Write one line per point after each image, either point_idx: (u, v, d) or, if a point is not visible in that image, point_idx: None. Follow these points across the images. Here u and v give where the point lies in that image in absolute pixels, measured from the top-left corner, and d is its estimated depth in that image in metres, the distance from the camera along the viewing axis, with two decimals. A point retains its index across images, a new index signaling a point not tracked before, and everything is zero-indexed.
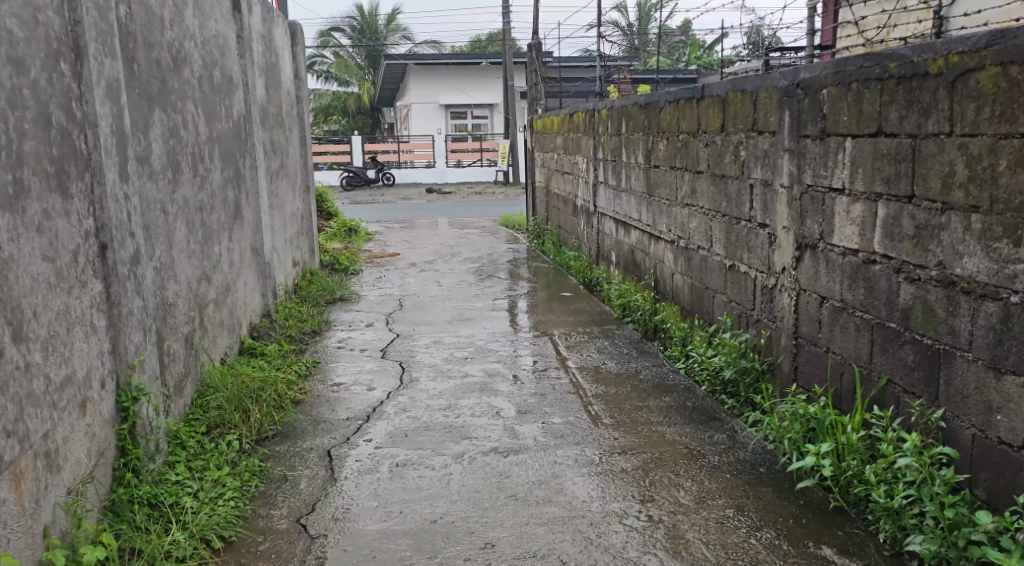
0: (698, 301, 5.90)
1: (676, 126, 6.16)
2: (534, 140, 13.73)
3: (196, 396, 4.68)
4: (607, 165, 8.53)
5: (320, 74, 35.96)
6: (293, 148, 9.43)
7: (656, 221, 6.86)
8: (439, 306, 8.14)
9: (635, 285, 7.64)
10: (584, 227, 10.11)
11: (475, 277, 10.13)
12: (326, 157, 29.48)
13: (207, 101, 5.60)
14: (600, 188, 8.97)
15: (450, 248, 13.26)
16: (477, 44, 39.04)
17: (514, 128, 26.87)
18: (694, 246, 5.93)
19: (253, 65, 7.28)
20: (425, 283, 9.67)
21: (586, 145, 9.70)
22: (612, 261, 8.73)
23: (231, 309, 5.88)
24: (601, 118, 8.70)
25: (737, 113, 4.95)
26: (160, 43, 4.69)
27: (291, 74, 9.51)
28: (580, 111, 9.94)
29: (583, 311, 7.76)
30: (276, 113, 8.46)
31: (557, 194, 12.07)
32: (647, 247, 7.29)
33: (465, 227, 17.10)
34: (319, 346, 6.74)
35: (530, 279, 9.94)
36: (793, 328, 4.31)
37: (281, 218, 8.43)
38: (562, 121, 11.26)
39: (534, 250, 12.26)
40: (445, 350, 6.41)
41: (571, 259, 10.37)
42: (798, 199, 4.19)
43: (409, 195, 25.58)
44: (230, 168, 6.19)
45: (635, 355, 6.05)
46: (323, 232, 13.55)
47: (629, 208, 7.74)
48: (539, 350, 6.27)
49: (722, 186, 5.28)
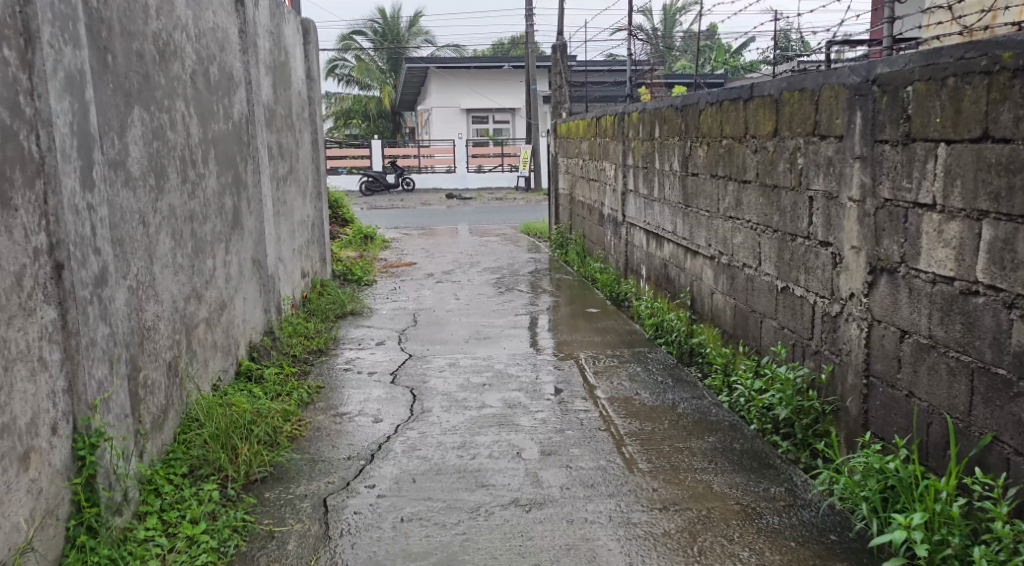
0: (743, 325, 5.32)
1: (719, 130, 5.58)
2: (557, 146, 13.16)
3: (178, 430, 4.14)
4: (637, 171, 7.96)
5: (342, 78, 35.58)
6: (304, 152, 8.90)
7: (693, 235, 6.29)
8: (457, 322, 7.59)
9: (669, 303, 7.06)
10: (611, 238, 9.54)
11: (495, 289, 9.58)
12: (345, 161, 29.06)
13: (203, 101, 5.09)
14: (629, 197, 8.40)
15: (470, 256, 12.73)
16: (500, 48, 38.52)
17: (536, 134, 26.31)
18: (738, 264, 5.36)
19: (259, 62, 6.75)
20: (442, 296, 9.14)
21: (614, 151, 9.12)
22: (642, 276, 8.16)
23: (228, 329, 5.36)
24: (632, 121, 8.12)
25: (793, 115, 4.37)
26: (145, 34, 4.17)
27: (303, 73, 8.97)
28: (608, 115, 9.37)
29: (611, 330, 7.20)
30: (285, 114, 7.93)
31: (581, 203, 11.50)
32: (682, 262, 6.72)
33: (485, 234, 16.56)
34: (325, 367, 6.20)
35: (554, 292, 9.38)
36: (862, 365, 3.74)
37: (289, 227, 7.91)
38: (588, 125, 10.69)
39: (557, 260, 11.70)
40: (461, 374, 5.86)
41: (597, 272, 9.79)
42: (872, 215, 3.61)
43: (429, 200, 25.08)
44: (229, 173, 5.67)
45: (671, 384, 5.48)
46: (338, 239, 13.05)
47: (662, 218, 7.17)
48: (565, 376, 5.71)
49: (774, 198, 4.70)
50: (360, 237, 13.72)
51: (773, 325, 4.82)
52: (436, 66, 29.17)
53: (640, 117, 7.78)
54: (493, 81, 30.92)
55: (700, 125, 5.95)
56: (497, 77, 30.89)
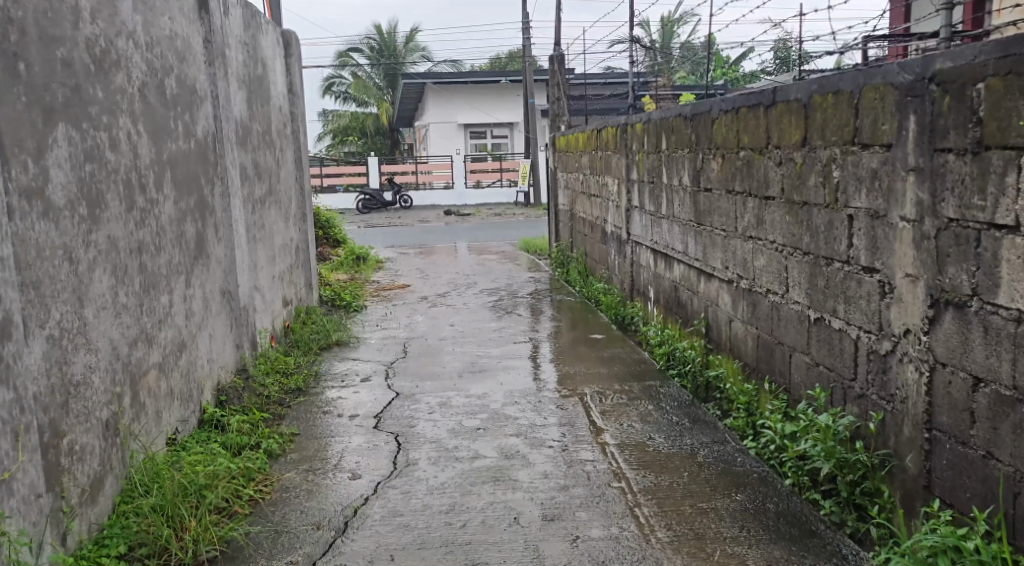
0: (767, 359, 4.74)
1: (735, 139, 5.00)
2: (556, 160, 12.58)
3: (118, 499, 3.57)
4: (643, 186, 7.37)
5: (338, 94, 35.09)
6: (286, 171, 8.31)
7: (707, 256, 5.70)
8: (450, 353, 7.01)
9: (682, 329, 6.47)
10: (615, 258, 8.94)
11: (492, 314, 8.99)
12: (341, 179, 28.52)
13: (160, 118, 4.52)
14: (634, 213, 7.81)
15: (467, 277, 12.14)
16: (498, 61, 38.02)
17: (535, 148, 25.77)
18: (761, 289, 4.78)
19: (231, 75, 6.17)
20: (435, 322, 8.55)
21: (616, 165, 8.55)
22: (650, 299, 7.57)
23: (190, 372, 4.78)
24: (636, 133, 7.54)
25: (827, 120, 3.80)
26: (76, 40, 3.60)
27: (284, 86, 8.40)
28: (609, 126, 8.80)
29: (618, 360, 6.61)
30: (263, 131, 7.35)
31: (582, 219, 10.91)
32: (694, 284, 6.13)
33: (483, 253, 15.97)
34: (303, 409, 5.61)
35: (554, 316, 8.80)
36: (922, 416, 3.17)
37: (269, 252, 7.33)
38: (589, 137, 10.11)
39: (558, 280, 11.10)
40: (453, 416, 5.27)
41: (600, 293, 9.20)
42: (932, 238, 3.05)
43: (426, 217, 24.52)
44: (193, 198, 5.10)
45: (689, 425, 4.89)
46: (329, 262, 12.48)
47: (671, 236, 6.58)
48: (569, 418, 5.12)
49: (803, 215, 4.12)
50: (351, 258, 13.14)
51: (804, 361, 4.24)
52: (432, 81, 28.67)
53: (645, 127, 7.20)
54: (490, 96, 30.40)
55: (713, 135, 5.38)
56: (495, 91, 30.37)
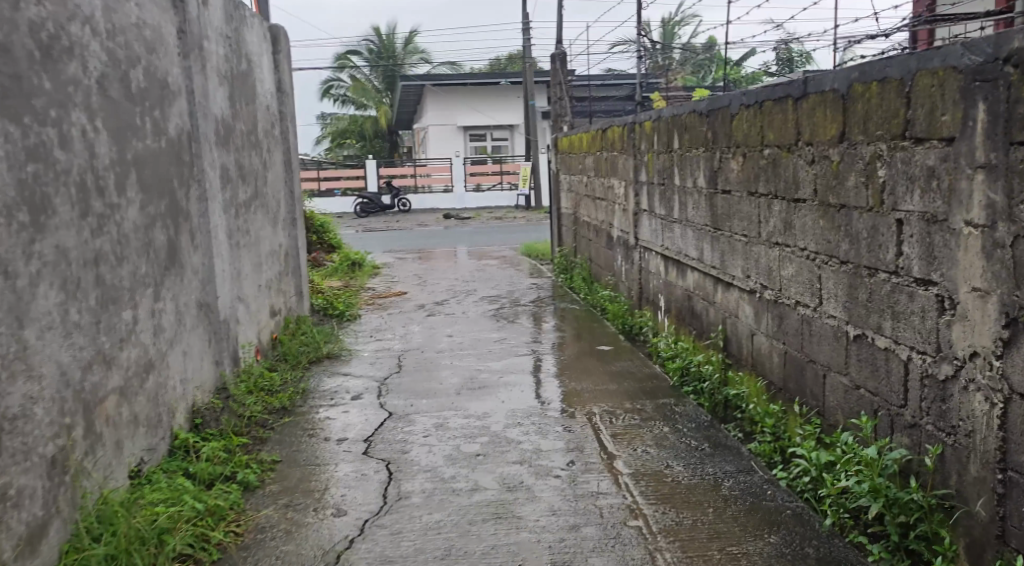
0: (797, 378, 4.30)
1: (758, 136, 4.55)
2: (559, 162, 12.15)
3: (65, 547, 3.13)
4: (652, 189, 6.93)
5: (337, 97, 34.70)
6: (274, 174, 7.87)
7: (725, 263, 5.26)
8: (448, 367, 6.56)
9: (697, 342, 6.02)
10: (621, 264, 8.50)
11: (492, 323, 8.54)
12: (340, 182, 28.10)
13: (124, 114, 4.08)
14: (643, 217, 7.36)
15: (466, 283, 11.70)
16: (498, 64, 37.60)
17: (535, 150, 25.34)
18: (789, 301, 4.33)
19: (210, 70, 5.73)
20: (433, 332, 8.11)
21: (623, 167, 8.11)
22: (660, 308, 7.12)
23: (159, 396, 4.34)
24: (645, 132, 7.11)
25: (871, 112, 3.35)
26: (17, 23, 3.17)
27: (272, 84, 7.96)
28: (615, 126, 8.37)
29: (629, 374, 6.16)
30: (248, 131, 6.91)
31: (587, 223, 10.47)
32: (710, 294, 5.68)
33: (483, 258, 15.52)
34: (288, 431, 5.17)
35: (558, 325, 8.36)
36: (1000, 456, 2.75)
37: (255, 260, 6.89)
38: (593, 138, 9.68)
39: (561, 287, 10.67)
40: (450, 439, 4.83)
41: (606, 301, 8.76)
42: (1009, 248, 2.63)
43: (425, 221, 24.09)
44: (165, 202, 4.66)
45: (710, 450, 4.44)
46: (323, 268, 12.05)
47: (684, 242, 6.14)
48: (577, 442, 4.68)
49: (841, 220, 3.68)
50: (346, 264, 12.70)
51: (842, 383, 3.79)
52: (432, 83, 28.25)
53: (655, 126, 6.76)
54: (490, 98, 29.99)
55: (732, 132, 4.93)
56: (495, 93, 29.95)
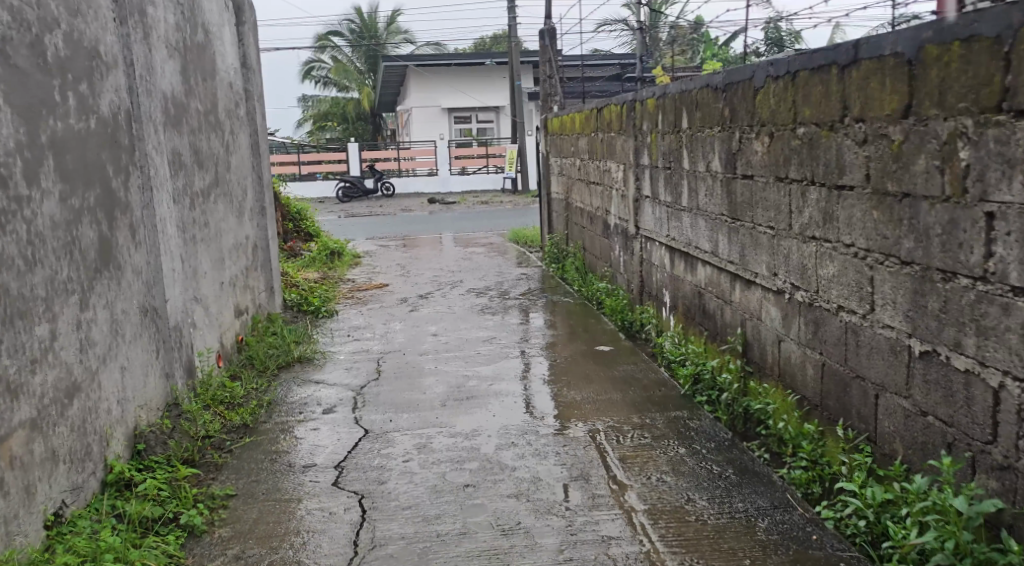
0: (838, 395, 3.66)
1: (789, 112, 3.89)
2: (549, 145, 11.49)
3: None
4: (657, 172, 6.28)
5: (319, 79, 33.88)
6: (240, 159, 7.18)
7: (746, 258, 4.62)
8: (432, 372, 5.93)
9: (711, 345, 5.38)
10: (620, 255, 7.86)
11: (481, 320, 7.91)
12: (321, 166, 27.32)
13: (37, 87, 3.43)
14: (645, 205, 6.72)
15: (452, 273, 11.05)
16: (484, 44, 36.74)
17: (522, 133, 24.63)
18: (828, 306, 3.69)
19: (156, 41, 5.06)
20: (417, 331, 7.47)
21: (622, 150, 7.46)
22: (665, 305, 6.49)
23: (89, 421, 3.70)
24: (648, 110, 6.45)
25: (953, 80, 2.72)
26: None
27: (236, 60, 7.26)
28: (612, 104, 7.71)
29: (634, 381, 5.52)
30: (207, 110, 6.23)
31: (580, 210, 9.83)
32: (726, 293, 5.05)
33: (471, 245, 14.84)
34: (248, 452, 4.53)
35: (552, 321, 7.74)
36: None
37: (217, 254, 6.22)
38: (587, 117, 9.01)
39: (553, 278, 10.04)
40: (435, 464, 4.20)
41: (604, 295, 8.12)
42: None
43: (409, 206, 23.37)
44: (96, 192, 4.01)
45: (736, 479, 3.81)
46: (300, 258, 11.36)
47: (694, 233, 5.51)
48: (581, 468, 4.06)
49: (903, 212, 3.03)
50: (325, 254, 12.00)
51: (902, 406, 3.16)
52: (415, 63, 27.46)
53: (660, 103, 6.12)
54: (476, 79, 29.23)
55: (755, 108, 4.28)
56: (480, 74, 29.16)
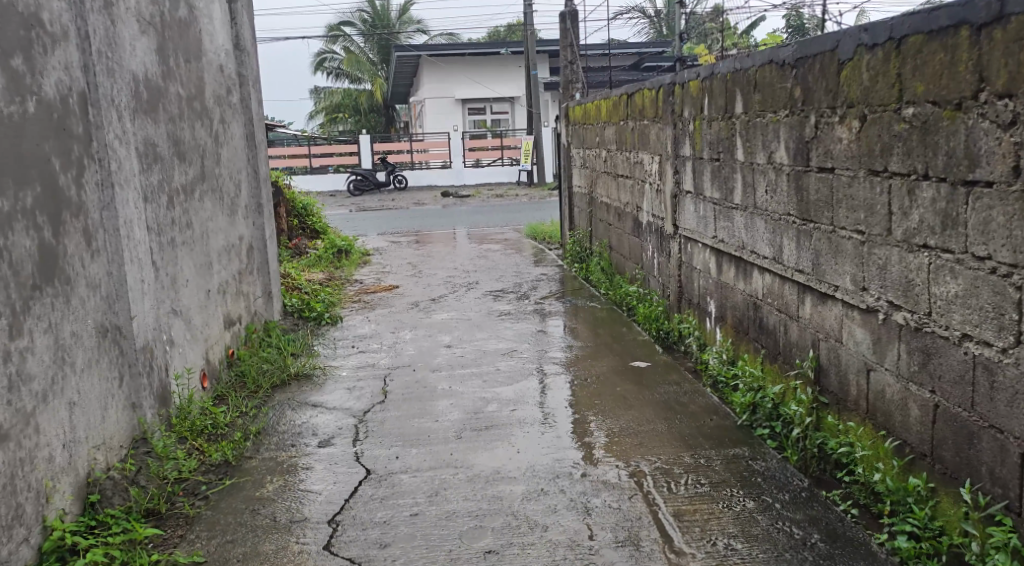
0: (960, 447, 2.92)
1: (894, 90, 3.14)
2: (571, 135, 10.73)
3: None
4: (703, 165, 5.51)
5: (331, 71, 33.21)
6: (232, 151, 6.45)
7: (822, 268, 3.85)
8: (447, 394, 5.21)
9: (770, 367, 4.62)
10: (654, 257, 7.09)
11: (499, 327, 7.16)
12: (333, 159, 26.61)
13: None
14: (687, 201, 5.94)
15: (467, 272, 10.31)
16: (499, 33, 35.93)
17: (538, 124, 23.83)
18: (946, 333, 2.95)
19: (124, 13, 4.33)
20: (429, 341, 6.74)
21: (657, 140, 6.69)
22: (710, 315, 5.73)
23: (20, 476, 3.01)
24: (691, 94, 5.69)
25: None
26: None
27: (228, 40, 6.52)
28: (646, 88, 6.93)
29: (679, 407, 4.78)
30: (193, 95, 5.51)
31: (606, 205, 9.07)
32: (792, 307, 4.29)
33: (486, 241, 14.07)
34: (227, 498, 3.81)
35: (578, 330, 7.00)
36: None
37: (204, 259, 5.49)
38: (615, 105, 8.25)
39: (576, 279, 9.29)
40: (450, 518, 3.48)
41: (635, 300, 7.36)
42: None
43: (422, 200, 22.64)
44: (35, 191, 3.30)
45: (825, 548, 3.08)
46: (305, 258, 10.66)
47: (752, 235, 4.74)
48: (628, 529, 3.31)
49: None
50: (332, 252, 11.26)
51: None
52: (428, 53, 26.70)
53: (708, 86, 5.35)
54: (490, 69, 28.43)
55: (843, 86, 3.52)
56: (495, 64, 28.36)
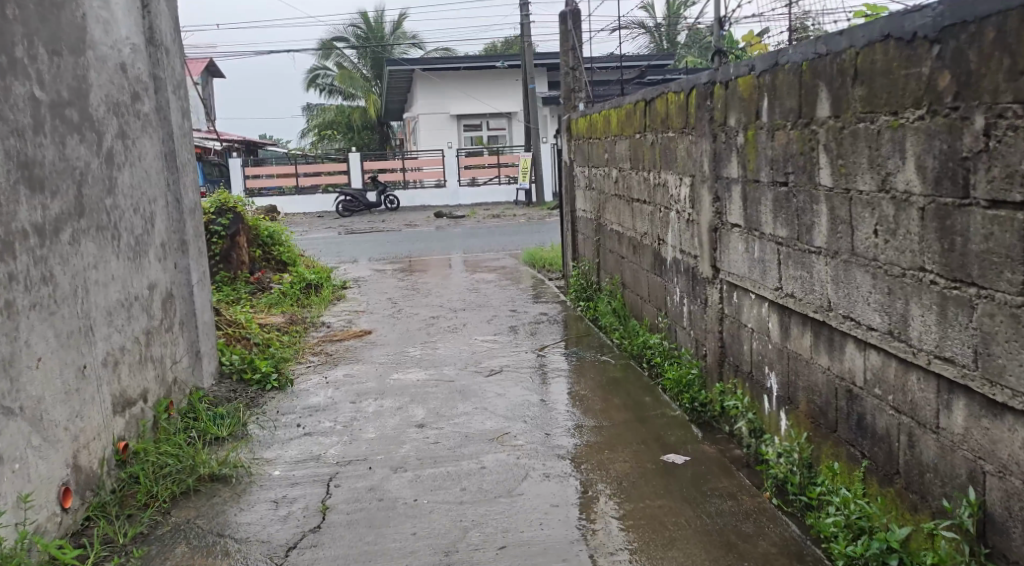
0: None
1: None
2: (574, 151, 9.28)
3: None
4: (760, 190, 4.03)
5: (323, 88, 31.86)
6: (143, 175, 4.98)
7: (997, 362, 2.46)
8: (413, 515, 3.74)
9: (880, 491, 3.15)
10: (684, 304, 5.61)
11: (489, 392, 5.68)
12: (323, 179, 24.97)
13: None
14: (734, 237, 4.47)
15: (455, 312, 8.82)
16: (498, 47, 34.59)
17: (536, 140, 22.41)
18: None
19: None
20: (399, 415, 5.26)
21: (688, 158, 5.21)
22: (768, 394, 4.25)
23: None
24: (742, 95, 4.22)
25: None
26: None
27: (137, 31, 5.08)
28: (672, 91, 5.47)
29: (742, 545, 3.32)
30: (67, 100, 4.08)
31: (617, 235, 7.59)
32: (926, 412, 2.83)
33: (479, 270, 12.58)
34: None
35: (590, 397, 5.52)
36: None
37: (81, 324, 4.02)
38: (628, 114, 6.79)
39: (583, 323, 7.81)
40: None
41: (659, 357, 5.88)
42: None
43: (414, 221, 21.21)
44: None
45: None
46: (267, 297, 9.15)
47: (847, 294, 3.27)
48: None
49: None
50: (299, 288, 9.76)
51: None
52: (420, 66, 25.33)
53: (768, 81, 3.88)
54: (486, 83, 27.03)
55: None
56: (491, 78, 26.98)
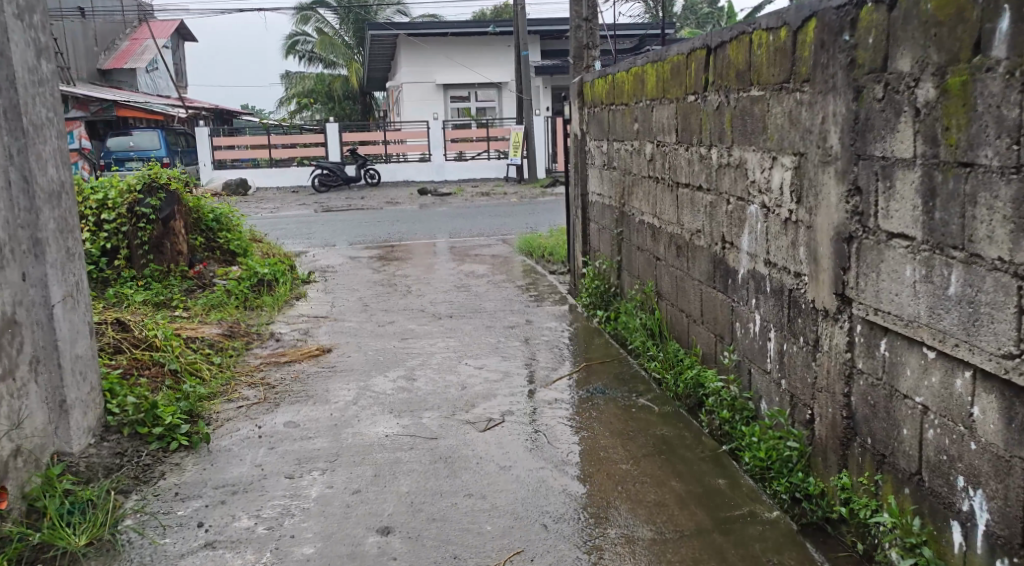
0: None
1: None
2: (588, 121, 7.52)
3: None
4: (975, 179, 2.39)
5: (301, 54, 29.84)
6: None
7: None
8: None
9: None
10: (770, 340, 3.87)
11: (489, 461, 3.96)
12: (296, 151, 23.03)
13: None
14: (896, 255, 2.75)
15: (441, 319, 7.07)
16: (487, 13, 32.72)
17: (530, 112, 20.66)
18: None
19: None
20: (359, 504, 3.55)
21: (793, 127, 3.46)
22: (962, 522, 2.57)
23: None
24: (934, 19, 2.50)
25: None
26: None
27: None
28: (762, 29, 3.70)
29: None
30: None
31: (649, 229, 5.85)
32: None
33: (466, 259, 10.81)
34: None
35: (638, 474, 3.77)
36: None
37: None
38: (675, 68, 5.01)
39: (603, 342, 6.09)
40: None
41: (726, 410, 4.15)
42: None
43: (396, 198, 19.29)
44: None
45: None
46: (204, 298, 7.34)
47: None
48: None
49: None
50: (248, 285, 7.96)
51: None
52: (405, 31, 23.41)
53: None
54: (476, 50, 25.16)
55: None
56: (481, 45, 25.13)
